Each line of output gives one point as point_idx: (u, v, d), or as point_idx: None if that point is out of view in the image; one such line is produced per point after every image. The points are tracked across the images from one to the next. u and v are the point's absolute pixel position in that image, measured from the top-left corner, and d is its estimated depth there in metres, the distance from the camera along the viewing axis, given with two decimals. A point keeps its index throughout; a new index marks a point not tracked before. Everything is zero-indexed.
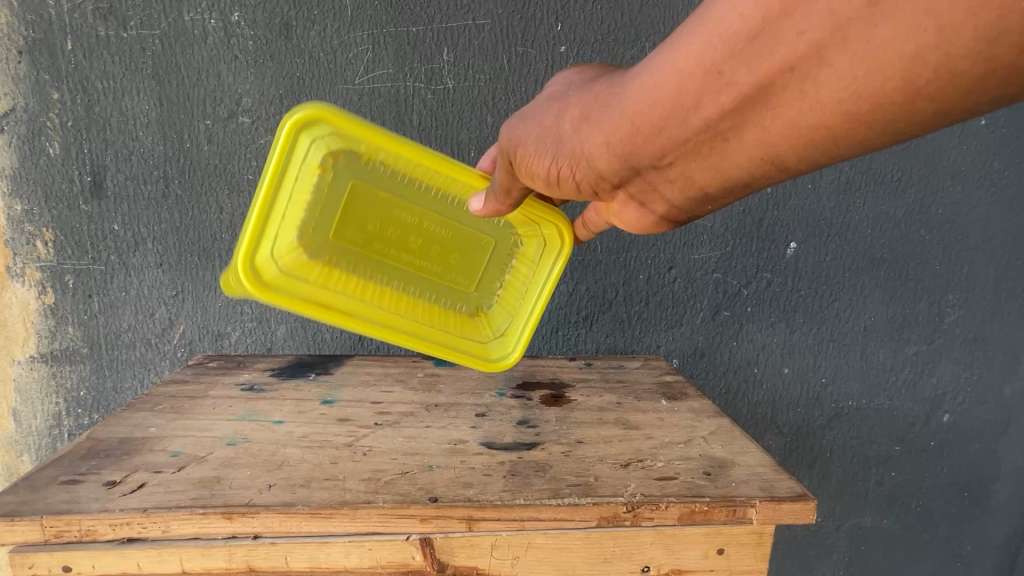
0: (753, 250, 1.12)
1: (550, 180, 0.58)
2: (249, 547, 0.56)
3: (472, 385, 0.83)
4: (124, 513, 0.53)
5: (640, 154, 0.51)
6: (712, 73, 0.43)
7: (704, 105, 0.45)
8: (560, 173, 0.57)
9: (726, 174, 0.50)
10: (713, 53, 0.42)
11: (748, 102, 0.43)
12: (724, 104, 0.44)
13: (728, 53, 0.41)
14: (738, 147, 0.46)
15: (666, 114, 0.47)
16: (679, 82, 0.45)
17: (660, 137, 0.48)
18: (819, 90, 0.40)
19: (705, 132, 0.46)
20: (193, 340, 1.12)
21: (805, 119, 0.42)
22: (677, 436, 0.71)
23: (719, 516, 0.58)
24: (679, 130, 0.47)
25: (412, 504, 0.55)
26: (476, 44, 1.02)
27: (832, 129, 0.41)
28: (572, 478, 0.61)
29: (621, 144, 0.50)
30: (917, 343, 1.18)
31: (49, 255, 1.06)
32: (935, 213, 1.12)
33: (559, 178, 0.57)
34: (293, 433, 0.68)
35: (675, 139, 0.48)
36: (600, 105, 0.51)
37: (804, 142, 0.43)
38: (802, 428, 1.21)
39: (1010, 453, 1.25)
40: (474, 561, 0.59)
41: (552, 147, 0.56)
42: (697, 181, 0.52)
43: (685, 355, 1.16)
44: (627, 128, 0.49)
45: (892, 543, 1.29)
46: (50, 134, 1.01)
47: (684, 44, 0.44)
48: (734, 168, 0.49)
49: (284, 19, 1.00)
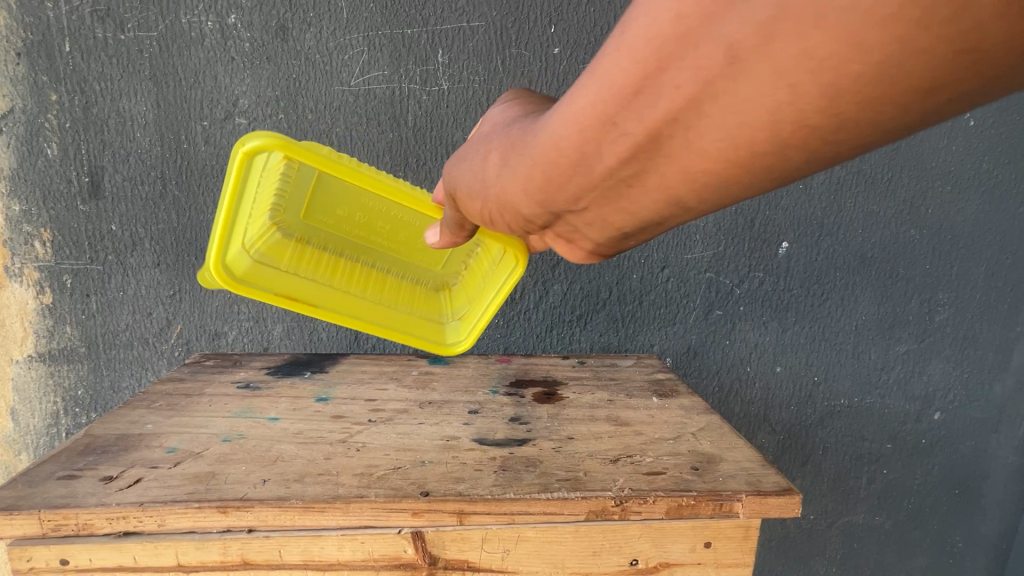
0: (745, 250, 1.13)
1: (485, 221, 0.56)
2: (244, 541, 0.57)
3: (465, 382, 0.84)
4: (120, 507, 0.54)
5: (556, 201, 0.47)
6: (605, 125, 0.39)
7: (604, 154, 0.41)
8: (492, 216, 0.54)
9: (650, 214, 0.45)
10: (604, 102, 0.38)
11: (651, 148, 0.39)
12: (622, 152, 0.40)
13: (620, 103, 0.37)
14: (652, 190, 0.42)
15: (572, 164, 0.43)
16: (578, 132, 0.41)
17: (570, 185, 0.45)
18: (716, 129, 0.35)
19: (609, 181, 0.43)
20: (191, 339, 1.13)
21: (715, 158, 0.37)
22: (667, 433, 0.72)
23: (706, 510, 0.59)
24: (585, 177, 0.44)
25: (405, 497, 0.56)
26: (470, 46, 1.03)
27: (748, 164, 0.36)
28: (562, 472, 0.62)
29: (536, 192, 0.47)
30: (908, 342, 1.19)
31: (47, 255, 1.07)
32: (925, 213, 1.13)
33: (492, 220, 0.55)
34: (287, 430, 0.69)
35: (585, 186, 0.44)
36: (510, 148, 0.49)
37: (723, 179, 0.38)
38: (794, 426, 1.22)
39: (1000, 450, 1.26)
40: (466, 554, 0.60)
41: (480, 191, 0.53)
42: (615, 224, 0.49)
43: (678, 354, 1.17)
44: (539, 174, 0.46)
45: (884, 540, 1.31)
46: (48, 135, 1.02)
47: (578, 93, 0.40)
48: (653, 209, 0.44)
49: (280, 21, 1.01)
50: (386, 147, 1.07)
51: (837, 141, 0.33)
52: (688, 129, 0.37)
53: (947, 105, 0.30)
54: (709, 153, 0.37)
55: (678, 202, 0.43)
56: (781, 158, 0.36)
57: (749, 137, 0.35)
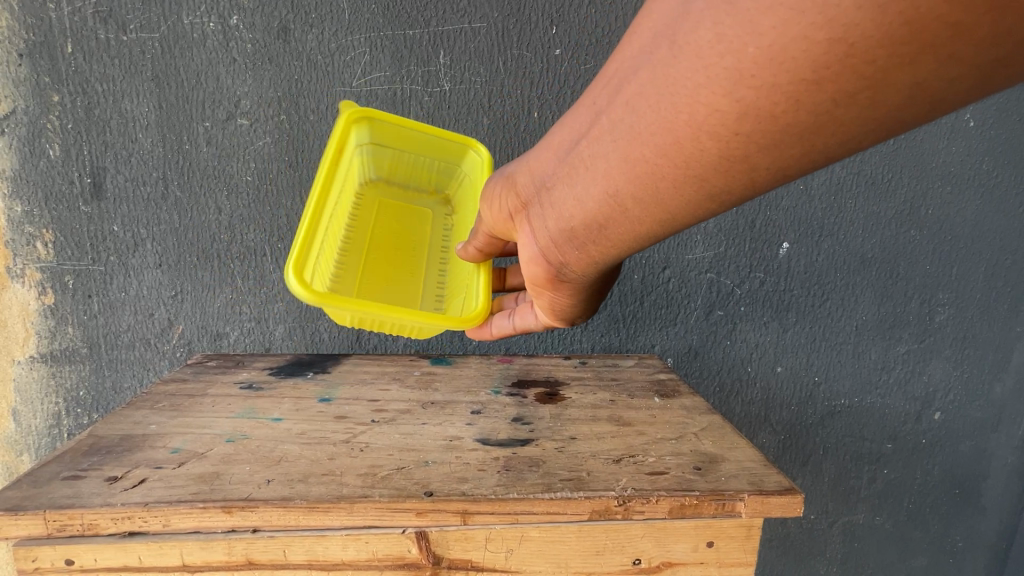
0: (746, 250, 1.13)
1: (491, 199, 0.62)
2: (249, 541, 0.57)
3: (468, 383, 0.85)
4: (125, 507, 0.54)
5: (542, 175, 0.53)
6: (592, 103, 0.46)
7: (588, 127, 0.47)
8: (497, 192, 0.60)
9: (602, 207, 0.48)
10: (606, 79, 0.45)
11: (619, 123, 0.43)
12: (599, 125, 0.45)
13: (604, 83, 0.45)
14: (606, 175, 0.46)
15: (568, 136, 0.49)
16: (582, 107, 0.47)
17: (558, 158, 0.51)
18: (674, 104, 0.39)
19: (576, 160, 0.49)
20: (193, 340, 1.13)
21: (664, 137, 0.41)
22: (669, 433, 0.72)
23: (709, 509, 0.60)
24: (564, 155, 0.50)
25: (409, 497, 0.56)
26: (472, 47, 1.04)
27: (689, 150, 0.40)
28: (565, 472, 0.62)
29: (536, 165, 0.54)
30: (908, 342, 1.20)
31: (49, 256, 1.07)
32: (925, 214, 1.14)
33: (496, 198, 0.61)
34: (291, 430, 0.69)
35: (565, 161, 0.50)
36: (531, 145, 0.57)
37: (672, 166, 0.42)
38: (795, 426, 1.22)
39: (1000, 450, 1.27)
40: (469, 554, 0.60)
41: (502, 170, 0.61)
42: (571, 220, 0.52)
43: (679, 354, 1.17)
44: (542, 151, 0.53)
45: (885, 540, 1.31)
46: (50, 136, 1.02)
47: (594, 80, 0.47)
48: (604, 200, 0.47)
49: (282, 22, 1.01)
50: None
51: (775, 122, 0.36)
52: (642, 102, 0.41)
53: (896, 99, 0.33)
54: (657, 133, 0.41)
55: (624, 193, 0.46)
56: (721, 141, 0.39)
57: (692, 111, 0.38)
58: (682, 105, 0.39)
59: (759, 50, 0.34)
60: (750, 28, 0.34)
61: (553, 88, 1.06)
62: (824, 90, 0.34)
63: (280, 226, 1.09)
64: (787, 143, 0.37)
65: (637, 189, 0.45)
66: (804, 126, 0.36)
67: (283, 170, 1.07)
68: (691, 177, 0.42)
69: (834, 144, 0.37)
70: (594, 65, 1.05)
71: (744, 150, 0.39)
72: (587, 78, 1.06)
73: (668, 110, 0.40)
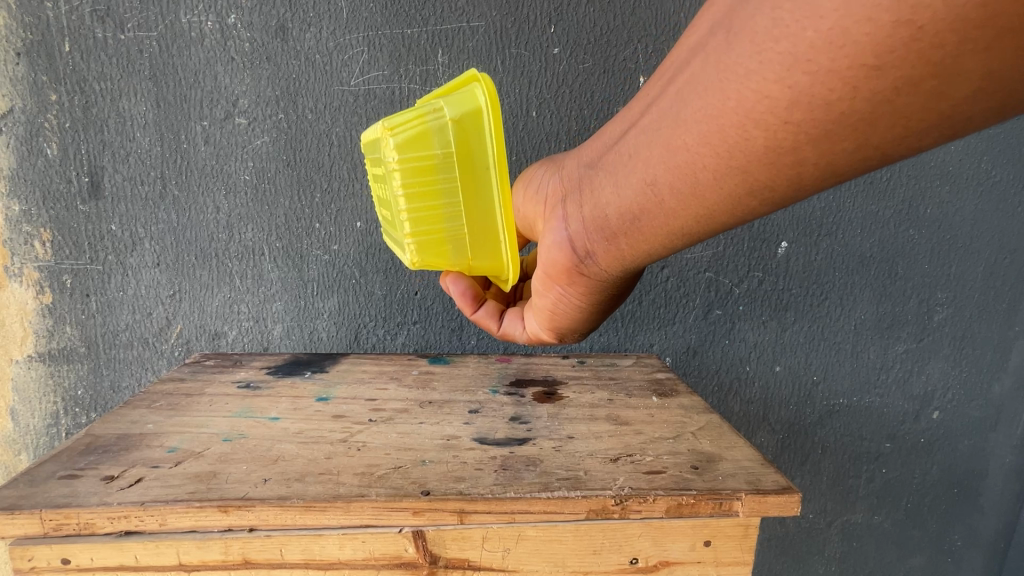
0: (745, 250, 1.13)
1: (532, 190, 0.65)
2: (245, 540, 0.57)
3: (465, 382, 0.85)
4: (121, 507, 0.54)
5: (589, 161, 0.56)
6: (646, 94, 0.50)
7: (641, 114, 0.49)
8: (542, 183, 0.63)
9: (640, 193, 0.49)
10: (665, 69, 0.48)
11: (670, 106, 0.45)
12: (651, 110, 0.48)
13: (661, 77, 0.48)
14: (648, 158, 0.47)
15: (620, 125, 0.52)
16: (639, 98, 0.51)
17: (607, 147, 0.53)
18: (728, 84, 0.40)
19: (621, 149, 0.51)
20: (191, 339, 1.13)
21: (714, 119, 0.42)
22: (666, 432, 0.72)
23: (706, 509, 0.60)
24: (612, 144, 0.52)
25: (405, 497, 0.56)
26: (471, 46, 1.03)
27: (733, 132, 0.41)
28: (563, 471, 0.62)
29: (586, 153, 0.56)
30: (906, 341, 1.20)
31: (47, 255, 1.07)
32: (924, 214, 1.13)
33: (539, 188, 0.63)
34: (289, 429, 0.69)
35: (613, 147, 0.52)
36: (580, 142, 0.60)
37: (714, 149, 0.43)
38: (794, 425, 1.23)
39: (999, 449, 1.27)
40: (466, 553, 0.60)
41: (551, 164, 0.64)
42: (605, 208, 0.53)
43: (678, 353, 1.17)
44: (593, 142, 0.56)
45: (883, 539, 1.31)
46: (48, 135, 1.02)
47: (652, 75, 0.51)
48: (643, 184, 0.49)
49: (280, 21, 1.01)
50: None
51: (832, 111, 0.37)
52: (691, 89, 0.43)
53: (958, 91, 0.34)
54: (704, 118, 0.42)
55: (661, 182, 0.47)
56: (769, 132, 0.40)
57: (740, 97, 0.40)
58: (731, 92, 0.40)
59: (817, 34, 0.35)
60: (811, 12, 0.35)
61: (551, 86, 1.06)
62: (886, 76, 0.35)
63: (278, 225, 1.09)
64: (841, 135, 0.38)
65: (676, 180, 0.46)
66: (860, 117, 0.37)
67: (281, 168, 1.07)
68: (735, 168, 0.43)
69: (891, 138, 0.38)
70: (593, 64, 1.05)
71: (793, 139, 0.40)
72: (585, 76, 1.05)
73: (716, 97, 0.41)
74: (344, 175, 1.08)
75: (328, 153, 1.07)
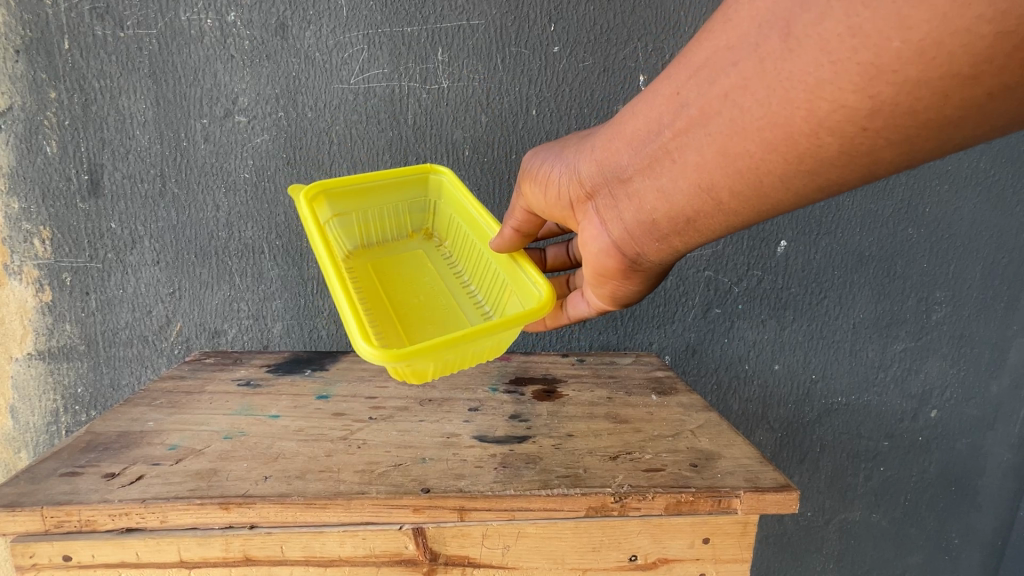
0: (744, 249, 1.13)
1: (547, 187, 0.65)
2: (246, 537, 0.57)
3: (465, 380, 0.85)
4: (123, 504, 0.54)
5: (616, 159, 0.56)
6: (676, 94, 0.50)
7: (678, 114, 0.50)
8: (559, 180, 0.63)
9: (692, 195, 0.52)
10: (695, 65, 0.48)
11: (727, 109, 0.46)
12: (692, 112, 0.49)
13: (693, 73, 0.48)
14: (703, 162, 0.50)
15: (647, 124, 0.53)
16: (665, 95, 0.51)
17: (637, 145, 0.54)
18: (795, 92, 0.42)
19: (662, 151, 0.52)
20: (191, 337, 1.14)
21: (784, 124, 0.44)
22: (666, 430, 0.73)
23: (705, 506, 0.60)
24: (644, 145, 0.53)
25: (406, 494, 0.57)
26: (470, 44, 1.03)
27: (804, 140, 0.44)
28: (562, 469, 0.63)
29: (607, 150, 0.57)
30: (905, 340, 1.20)
31: (46, 253, 1.07)
32: (923, 213, 1.14)
33: (557, 186, 0.64)
34: (289, 427, 0.70)
35: (646, 147, 0.53)
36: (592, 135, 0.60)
37: (778, 153, 0.45)
38: (792, 424, 1.23)
39: (996, 448, 1.27)
40: (466, 550, 0.60)
41: (559, 158, 0.64)
42: (652, 211, 0.55)
43: (677, 351, 1.18)
44: (615, 137, 0.56)
45: (881, 537, 1.31)
46: (47, 133, 1.02)
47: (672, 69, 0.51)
48: (698, 188, 0.51)
49: (279, 19, 1.01)
50: (386, 145, 1.07)
51: (915, 117, 0.39)
52: (746, 96, 0.45)
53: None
54: (765, 124, 0.45)
55: (719, 186, 0.50)
56: (843, 137, 0.42)
57: (812, 107, 0.42)
58: (800, 102, 0.42)
59: (904, 44, 0.37)
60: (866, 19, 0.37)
61: (551, 85, 1.06)
62: (980, 84, 0.37)
63: (278, 223, 1.09)
64: (918, 138, 0.41)
65: (737, 185, 0.49)
66: (943, 120, 0.39)
67: (281, 166, 1.07)
68: (800, 170, 0.46)
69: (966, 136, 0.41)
70: (593, 62, 1.05)
71: (866, 145, 0.42)
72: (586, 75, 1.06)
73: (781, 104, 0.43)
74: (344, 173, 1.08)
75: (328, 151, 1.07)
